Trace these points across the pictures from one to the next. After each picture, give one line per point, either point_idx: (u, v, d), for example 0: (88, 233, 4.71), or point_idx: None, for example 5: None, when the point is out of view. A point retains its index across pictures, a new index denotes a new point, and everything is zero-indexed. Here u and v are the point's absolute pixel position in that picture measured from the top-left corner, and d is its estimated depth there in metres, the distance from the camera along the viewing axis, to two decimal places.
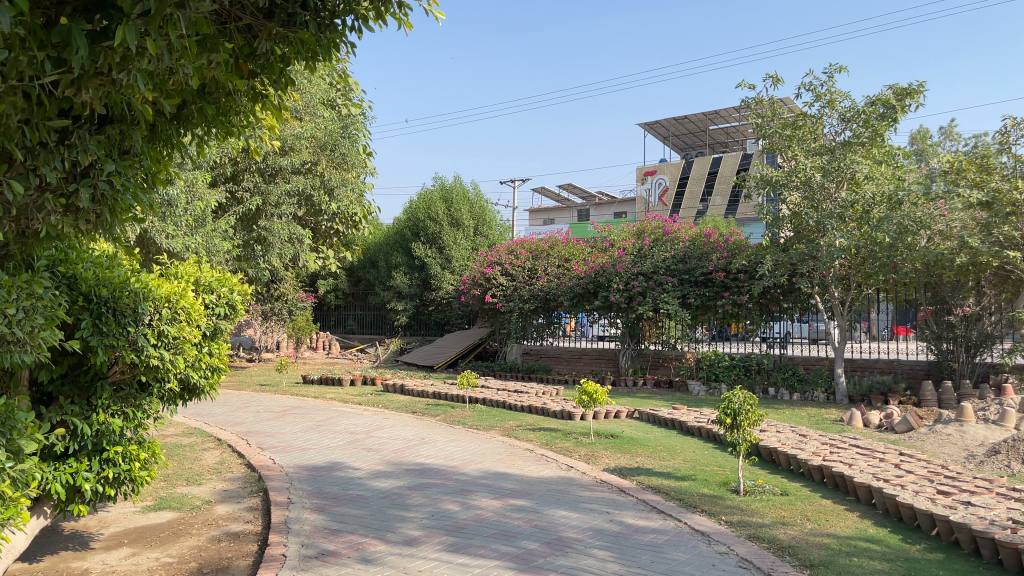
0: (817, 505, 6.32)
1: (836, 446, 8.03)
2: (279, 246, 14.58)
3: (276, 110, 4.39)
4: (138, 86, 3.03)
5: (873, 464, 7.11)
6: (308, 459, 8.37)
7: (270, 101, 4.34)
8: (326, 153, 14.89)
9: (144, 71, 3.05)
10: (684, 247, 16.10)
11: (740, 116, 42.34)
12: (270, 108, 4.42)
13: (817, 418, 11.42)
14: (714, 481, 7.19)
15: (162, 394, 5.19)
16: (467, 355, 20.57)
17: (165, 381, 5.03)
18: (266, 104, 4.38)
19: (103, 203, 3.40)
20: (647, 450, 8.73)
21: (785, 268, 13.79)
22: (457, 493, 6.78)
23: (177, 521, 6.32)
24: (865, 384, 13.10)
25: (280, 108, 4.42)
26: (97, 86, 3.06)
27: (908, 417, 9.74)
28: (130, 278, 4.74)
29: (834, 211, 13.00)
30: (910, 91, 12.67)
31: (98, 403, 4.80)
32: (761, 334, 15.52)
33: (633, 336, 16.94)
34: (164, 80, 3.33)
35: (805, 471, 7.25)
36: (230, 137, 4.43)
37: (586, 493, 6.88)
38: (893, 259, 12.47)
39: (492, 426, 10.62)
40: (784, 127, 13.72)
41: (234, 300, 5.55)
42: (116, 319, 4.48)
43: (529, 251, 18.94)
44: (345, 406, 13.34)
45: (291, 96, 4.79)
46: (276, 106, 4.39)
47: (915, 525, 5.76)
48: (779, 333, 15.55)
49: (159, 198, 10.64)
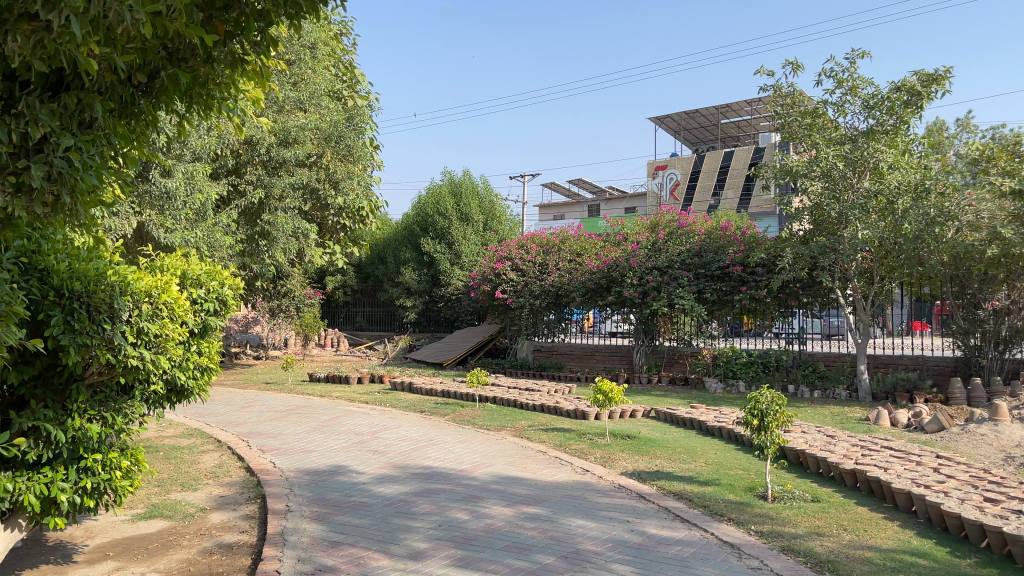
0: (853, 514, 5.87)
1: (868, 448, 7.57)
2: (283, 241, 14.18)
3: (260, 77, 4.01)
4: (71, 28, 2.68)
5: (910, 468, 6.66)
6: (310, 463, 7.96)
7: (250, 66, 3.94)
8: (331, 144, 14.43)
9: (79, 11, 2.75)
10: (700, 241, 15.63)
11: (752, 109, 41.77)
12: (252, 77, 4.03)
13: (842, 417, 10.91)
14: (740, 487, 6.75)
15: (145, 396, 4.81)
16: (477, 352, 20.13)
17: (149, 383, 4.66)
18: (247, 72, 4.00)
19: (60, 182, 3.02)
20: (667, 452, 8.31)
21: (806, 261, 13.30)
22: (467, 500, 6.36)
23: (167, 531, 5.95)
24: (890, 381, 12.70)
25: (264, 76, 4.03)
26: (28, 33, 2.77)
27: (940, 416, 9.25)
28: (108, 270, 4.35)
29: (856, 201, 12.48)
30: (936, 77, 12.15)
31: (73, 407, 4.38)
32: (776, 330, 14.99)
33: (647, 332, 16.51)
34: (114, 32, 3.02)
35: (836, 475, 6.81)
36: (212, 112, 4.05)
37: (604, 500, 6.46)
38: (919, 253, 11.89)
39: (503, 426, 10.19)
40: (804, 114, 13.23)
41: (224, 294, 5.15)
42: (89, 316, 4.09)
43: (540, 245, 18.51)
44: (352, 405, 12.96)
45: (275, 61, 4.32)
46: (258, 71, 3.99)
47: (962, 536, 5.31)
48: (796, 328, 14.94)
49: (156, 190, 10.36)
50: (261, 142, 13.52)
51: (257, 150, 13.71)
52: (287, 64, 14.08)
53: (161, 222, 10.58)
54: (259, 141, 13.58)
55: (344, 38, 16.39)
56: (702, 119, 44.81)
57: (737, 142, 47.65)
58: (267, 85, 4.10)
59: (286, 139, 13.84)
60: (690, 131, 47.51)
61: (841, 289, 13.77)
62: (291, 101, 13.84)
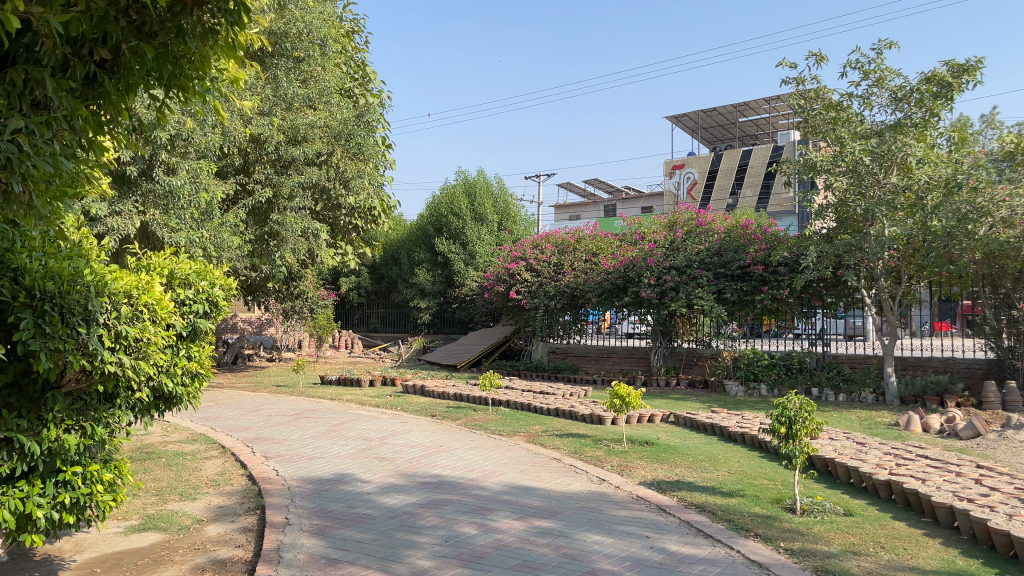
0: (890, 530, 5.48)
1: (902, 457, 7.15)
2: (292, 241, 13.62)
3: (232, 51, 3.74)
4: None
5: (950, 479, 6.24)
6: (314, 471, 7.63)
7: (225, 42, 3.72)
8: (341, 143, 14.00)
9: None
10: (719, 239, 15.19)
11: (770, 106, 41.25)
12: (223, 51, 3.78)
13: (869, 422, 10.47)
14: (766, 498, 6.35)
15: (129, 403, 4.48)
16: (491, 353, 19.79)
17: (133, 391, 4.34)
18: (217, 44, 3.73)
19: (8, 169, 3.04)
20: (687, 460, 7.93)
21: (830, 260, 12.85)
22: (476, 513, 6.01)
23: (160, 545, 5.62)
24: (919, 385, 12.22)
25: (236, 49, 3.78)
26: None
27: (975, 422, 8.80)
28: (86, 269, 4.02)
29: (883, 197, 12.08)
30: (968, 68, 11.69)
31: (49, 416, 4.06)
32: (796, 331, 14.56)
33: (665, 333, 16.09)
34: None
35: (870, 487, 6.42)
36: (191, 99, 3.99)
37: (621, 513, 6.08)
38: (950, 251, 11.44)
39: (516, 432, 9.83)
40: (828, 108, 12.79)
41: (215, 295, 4.87)
42: (63, 319, 3.76)
43: (555, 245, 18.15)
44: (362, 409, 12.65)
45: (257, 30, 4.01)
46: (229, 43, 3.72)
47: (1011, 555, 4.91)
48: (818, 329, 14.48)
49: (160, 189, 10.15)
50: (269, 139, 13.14)
51: (266, 148, 13.34)
52: (295, 60, 13.79)
53: (165, 222, 10.34)
54: (267, 139, 13.27)
55: (354, 36, 16.12)
56: (720, 117, 44.36)
57: (754, 140, 47.07)
58: (240, 58, 3.85)
59: (295, 137, 13.49)
60: (707, 129, 47.04)
61: (867, 288, 13.30)
62: (300, 98, 13.52)
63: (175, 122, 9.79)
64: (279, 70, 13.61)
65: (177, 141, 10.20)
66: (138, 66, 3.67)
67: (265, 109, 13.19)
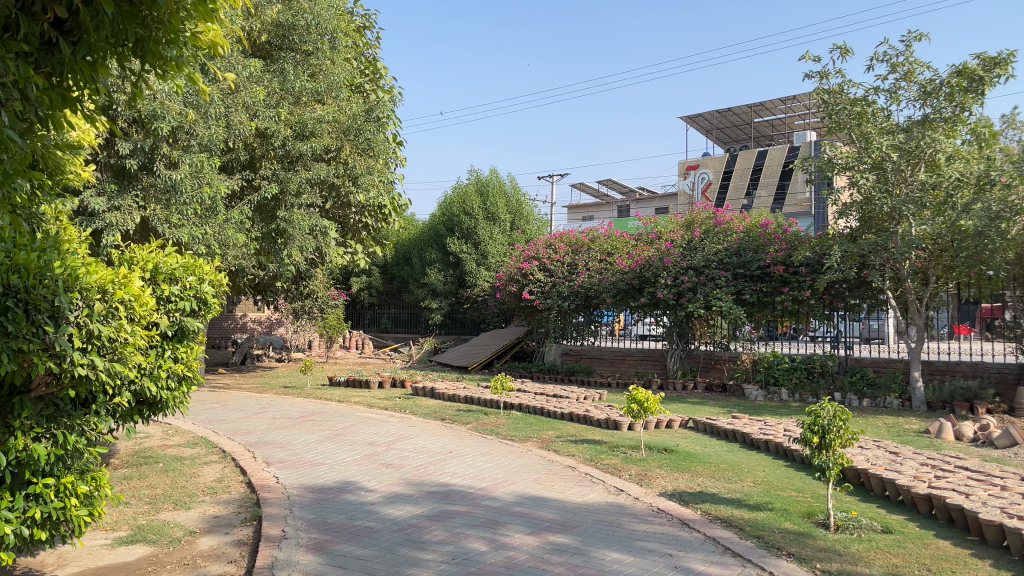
0: (934, 550, 5.06)
1: (941, 468, 6.70)
2: (299, 239, 13.08)
3: (203, 7, 3.55)
4: None
5: (995, 493, 5.81)
6: (316, 479, 7.26)
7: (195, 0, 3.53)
8: (349, 138, 13.52)
9: None
10: (738, 239, 14.74)
11: (787, 107, 40.69)
12: (196, 12, 3.62)
13: (899, 429, 10.02)
14: (796, 513, 5.93)
15: (108, 409, 4.12)
16: (503, 355, 19.41)
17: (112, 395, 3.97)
18: (188, 4, 3.56)
19: None
20: (709, 469, 7.52)
21: (855, 259, 12.37)
22: (486, 527, 5.62)
23: (148, 559, 5.26)
24: (947, 390, 11.67)
25: (208, 8, 3.61)
26: None
27: (1012, 430, 8.34)
28: (57, 259, 3.65)
29: (912, 195, 11.58)
30: (1001, 61, 11.21)
31: (17, 423, 3.69)
32: (812, 334, 14.21)
33: (682, 335, 15.61)
34: None
35: (908, 501, 6.00)
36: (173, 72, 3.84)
37: (641, 527, 5.68)
38: (984, 252, 10.96)
39: (529, 437, 9.44)
40: (852, 103, 12.28)
41: (203, 292, 4.51)
42: (28, 316, 3.38)
43: (569, 244, 17.76)
44: (370, 411, 12.28)
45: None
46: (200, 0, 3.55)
47: None
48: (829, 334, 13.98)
49: (161, 183, 9.81)
50: (275, 134, 12.66)
51: (272, 142, 12.79)
52: (305, 55, 13.74)
53: (166, 218, 9.97)
54: (272, 134, 12.70)
55: (365, 31, 15.80)
56: (735, 117, 43.90)
57: (770, 141, 46.49)
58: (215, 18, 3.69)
59: (303, 132, 12.91)
60: (722, 130, 46.57)
61: (893, 289, 12.80)
62: (308, 92, 13.14)
63: (175, 113, 9.53)
64: (288, 64, 13.38)
65: (178, 132, 9.88)
66: (99, 28, 3.41)
67: (271, 102, 12.79)
